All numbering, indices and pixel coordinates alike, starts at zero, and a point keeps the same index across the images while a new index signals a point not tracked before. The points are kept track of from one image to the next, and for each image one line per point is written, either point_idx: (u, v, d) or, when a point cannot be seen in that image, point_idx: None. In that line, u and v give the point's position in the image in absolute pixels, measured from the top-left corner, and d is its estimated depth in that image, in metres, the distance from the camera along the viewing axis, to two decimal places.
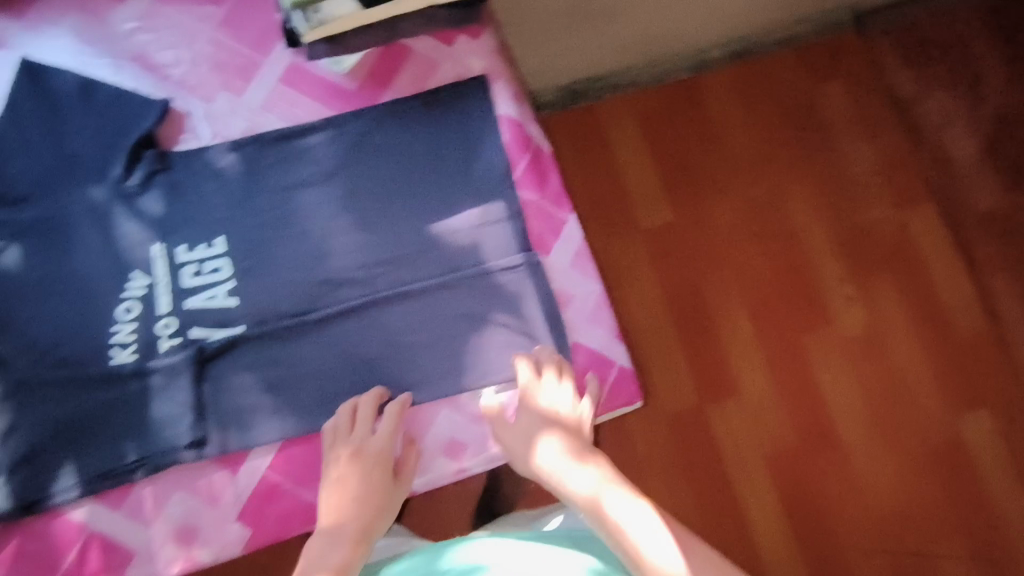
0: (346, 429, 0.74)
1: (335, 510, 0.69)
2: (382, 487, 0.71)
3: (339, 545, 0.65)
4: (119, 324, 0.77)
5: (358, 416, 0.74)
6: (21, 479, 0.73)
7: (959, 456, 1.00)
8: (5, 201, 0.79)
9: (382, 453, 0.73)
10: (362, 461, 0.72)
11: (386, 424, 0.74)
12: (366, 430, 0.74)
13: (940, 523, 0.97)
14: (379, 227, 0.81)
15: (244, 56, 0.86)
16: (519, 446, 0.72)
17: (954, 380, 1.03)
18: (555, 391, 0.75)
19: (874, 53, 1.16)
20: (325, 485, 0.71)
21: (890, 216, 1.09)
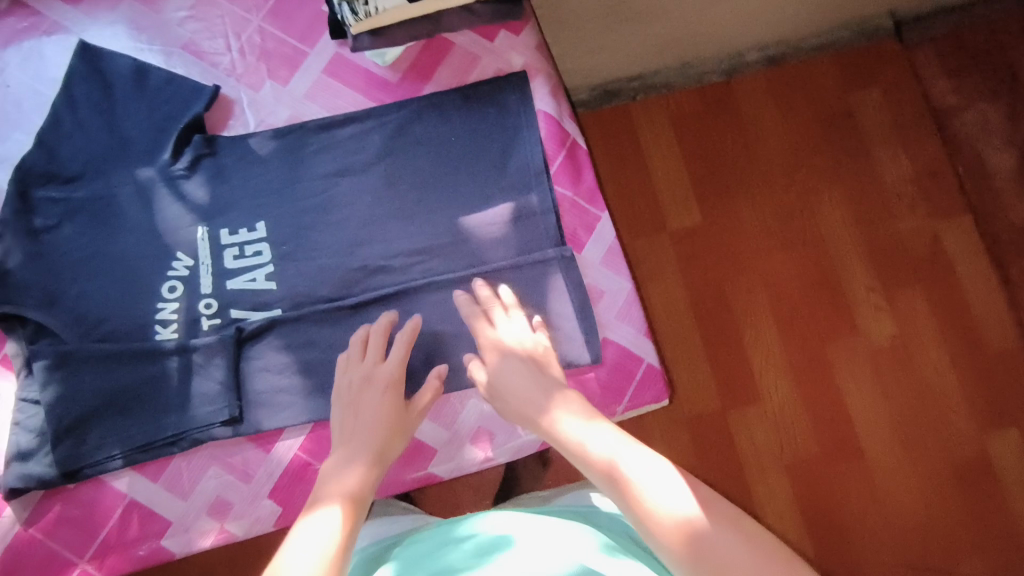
0: (357, 358, 0.75)
1: (349, 430, 0.70)
2: (394, 411, 0.71)
3: (350, 464, 0.66)
4: (164, 302, 0.79)
5: (369, 346, 0.75)
6: (65, 449, 0.76)
7: (986, 475, 1.00)
8: (59, 179, 0.82)
9: (393, 378, 0.73)
10: (373, 385, 0.73)
11: (397, 349, 0.74)
12: (377, 357, 0.75)
13: (949, 531, 0.98)
14: (415, 217, 0.83)
15: (290, 46, 0.88)
16: (519, 401, 0.67)
17: (984, 398, 1.02)
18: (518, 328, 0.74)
19: (913, 61, 1.14)
20: (337, 407, 0.73)
21: (921, 226, 1.08)
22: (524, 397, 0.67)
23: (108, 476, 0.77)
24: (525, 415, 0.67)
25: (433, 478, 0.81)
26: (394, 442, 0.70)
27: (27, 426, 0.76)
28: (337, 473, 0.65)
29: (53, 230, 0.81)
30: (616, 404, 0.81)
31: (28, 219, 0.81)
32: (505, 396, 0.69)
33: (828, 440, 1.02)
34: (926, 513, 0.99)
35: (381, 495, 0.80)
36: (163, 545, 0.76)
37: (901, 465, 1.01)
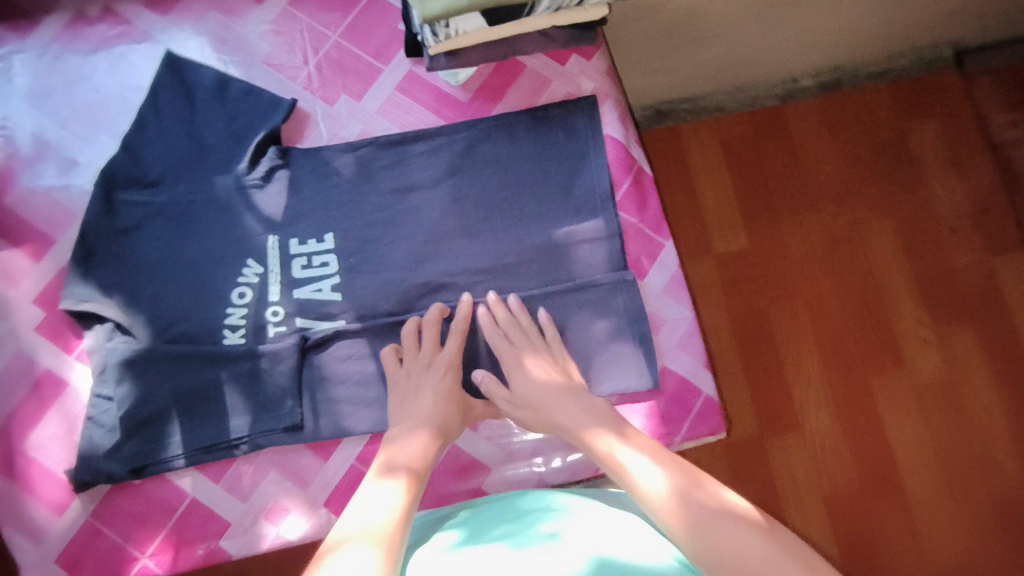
0: (413, 350, 0.78)
1: (409, 409, 0.73)
2: (457, 394, 0.75)
3: (414, 435, 0.70)
4: (232, 308, 0.82)
5: (423, 338, 0.78)
6: (135, 445, 0.78)
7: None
8: (140, 184, 0.85)
9: (453, 363, 0.77)
10: (432, 369, 0.76)
11: (452, 339, 0.78)
12: (433, 345, 0.77)
13: (991, 559, 1.07)
14: (480, 236, 0.83)
15: (365, 62, 0.90)
16: (563, 415, 0.73)
17: None
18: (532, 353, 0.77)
19: (973, 92, 1.25)
20: (393, 391, 0.76)
21: (975, 261, 1.18)
22: (565, 413, 0.73)
23: (173, 474, 0.79)
24: (572, 429, 0.72)
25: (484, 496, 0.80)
26: (458, 420, 0.74)
27: (100, 422, 0.78)
28: (402, 445, 0.69)
29: (133, 231, 0.84)
30: (673, 434, 0.80)
31: (111, 219, 0.84)
32: (539, 408, 0.74)
33: (867, 470, 1.11)
34: (966, 532, 1.09)
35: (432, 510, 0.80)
36: (220, 545, 0.77)
37: (939, 488, 1.10)
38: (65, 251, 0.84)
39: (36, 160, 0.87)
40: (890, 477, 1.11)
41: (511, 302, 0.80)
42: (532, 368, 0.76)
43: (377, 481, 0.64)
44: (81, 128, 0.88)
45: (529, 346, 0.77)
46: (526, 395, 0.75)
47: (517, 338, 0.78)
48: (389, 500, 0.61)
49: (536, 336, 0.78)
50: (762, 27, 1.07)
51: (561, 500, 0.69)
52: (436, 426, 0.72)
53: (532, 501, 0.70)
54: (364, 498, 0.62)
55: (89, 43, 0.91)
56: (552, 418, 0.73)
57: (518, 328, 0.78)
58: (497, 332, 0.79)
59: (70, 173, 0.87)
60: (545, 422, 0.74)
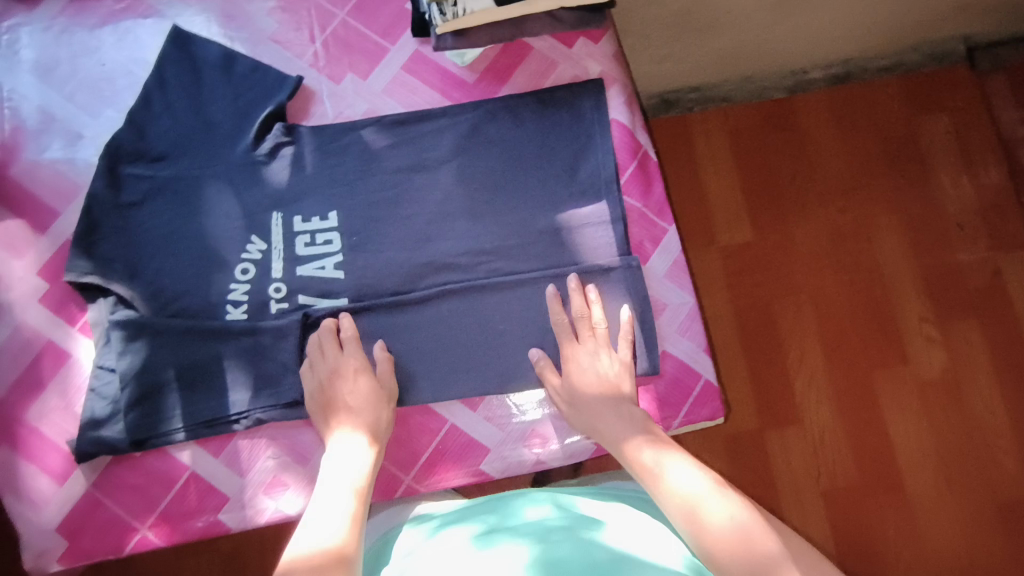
0: (315, 362, 0.78)
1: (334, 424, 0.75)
2: (374, 392, 0.76)
3: (348, 450, 0.72)
4: (236, 283, 0.82)
5: (324, 348, 0.78)
6: (136, 417, 0.78)
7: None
8: (145, 158, 0.85)
9: (360, 365, 0.77)
10: (339, 380, 0.77)
11: (348, 344, 0.78)
12: (334, 354, 0.78)
13: (986, 556, 1.07)
14: (484, 216, 0.83)
15: (372, 42, 0.90)
16: (603, 424, 0.74)
17: None
18: (593, 357, 0.77)
19: (985, 87, 1.23)
20: (313, 410, 0.77)
21: (983, 258, 1.18)
22: (605, 421, 0.74)
23: (173, 448, 0.79)
24: (607, 436, 0.73)
25: (482, 477, 0.80)
26: (387, 415, 0.76)
27: (102, 394, 0.79)
28: (342, 460, 0.72)
29: (137, 205, 0.84)
30: (672, 419, 0.80)
31: (117, 193, 0.84)
32: (585, 414, 0.75)
33: (867, 465, 1.11)
34: (964, 529, 1.09)
35: (429, 489, 0.81)
36: (219, 519, 0.77)
37: (939, 485, 1.10)
38: (70, 224, 0.84)
39: (41, 133, 0.87)
40: (890, 473, 1.11)
41: (588, 291, 0.80)
42: (589, 371, 0.76)
43: (332, 485, 0.69)
44: (87, 102, 0.88)
45: (596, 344, 0.78)
46: (576, 396, 0.76)
47: (585, 332, 0.78)
48: (346, 505, 0.67)
49: (603, 334, 0.79)
50: (772, 17, 1.06)
51: (558, 497, 0.70)
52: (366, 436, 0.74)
53: (540, 496, 0.70)
54: (322, 503, 0.67)
55: (96, 18, 0.91)
56: (594, 424, 0.74)
57: (587, 318, 0.79)
58: (565, 321, 0.79)
59: (75, 146, 0.87)
60: (589, 425, 0.75)
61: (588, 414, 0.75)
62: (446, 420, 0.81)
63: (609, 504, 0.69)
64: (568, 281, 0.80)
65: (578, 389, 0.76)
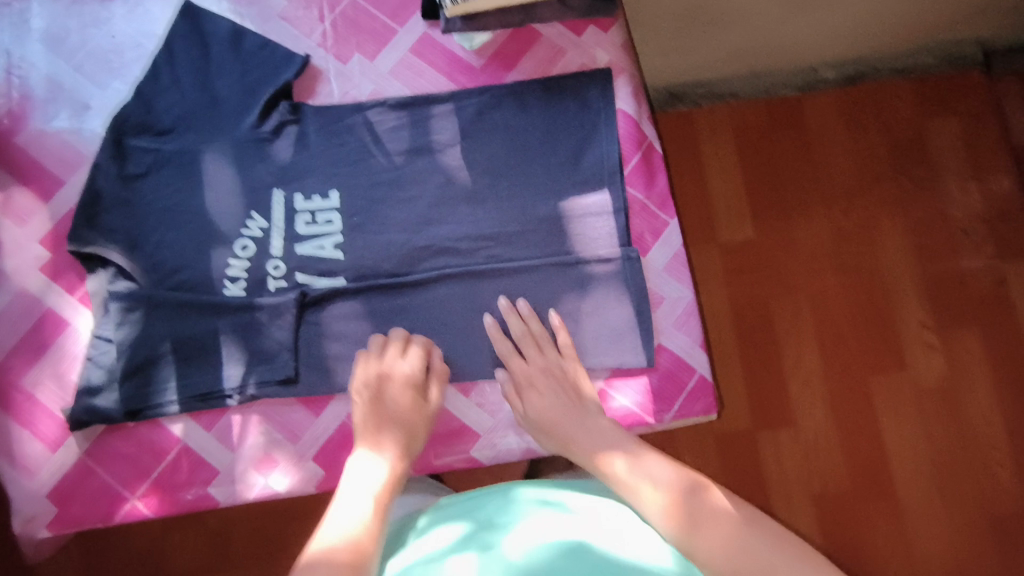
0: (375, 358, 0.77)
1: (372, 427, 0.73)
2: (415, 407, 0.76)
3: (382, 459, 0.71)
4: (235, 259, 0.82)
5: (387, 348, 0.78)
6: (130, 388, 0.78)
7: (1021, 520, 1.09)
8: (150, 131, 0.85)
9: (412, 374, 0.76)
10: (391, 383, 0.75)
11: (413, 353, 0.77)
12: (397, 356, 0.77)
13: (976, 564, 1.07)
14: (485, 202, 0.83)
15: (381, 23, 0.89)
16: (569, 438, 0.74)
17: None
18: (540, 374, 0.77)
19: (998, 94, 1.22)
20: (357, 406, 0.75)
21: (986, 266, 1.17)
22: (571, 436, 0.74)
23: (166, 420, 0.79)
24: (576, 450, 0.73)
25: (472, 462, 0.81)
26: (422, 436, 0.75)
27: (98, 363, 0.79)
28: (371, 465, 0.70)
29: (141, 178, 0.84)
30: (664, 412, 0.80)
31: (120, 165, 0.84)
32: (549, 432, 0.75)
33: (859, 469, 1.11)
34: (956, 537, 1.08)
35: (419, 472, 0.81)
36: (209, 492, 0.78)
37: (932, 491, 1.10)
38: (74, 194, 0.84)
39: (49, 102, 0.87)
40: (882, 478, 1.11)
41: (521, 309, 0.80)
42: (541, 391, 0.76)
43: (356, 486, 0.68)
44: (95, 73, 0.88)
45: (542, 360, 0.77)
46: (537, 417, 0.76)
47: (530, 352, 0.78)
48: (355, 518, 0.64)
49: (547, 346, 0.78)
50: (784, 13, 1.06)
51: (543, 494, 0.69)
52: (393, 454, 0.72)
53: (526, 492, 0.70)
54: (344, 501, 0.66)
55: None
56: (561, 441, 0.74)
57: (529, 337, 0.79)
58: (508, 346, 0.79)
59: (82, 117, 0.87)
60: (557, 443, 0.75)
61: (553, 435, 0.74)
62: (439, 404, 0.81)
63: (603, 501, 0.69)
64: (500, 306, 0.80)
65: (534, 411, 0.75)
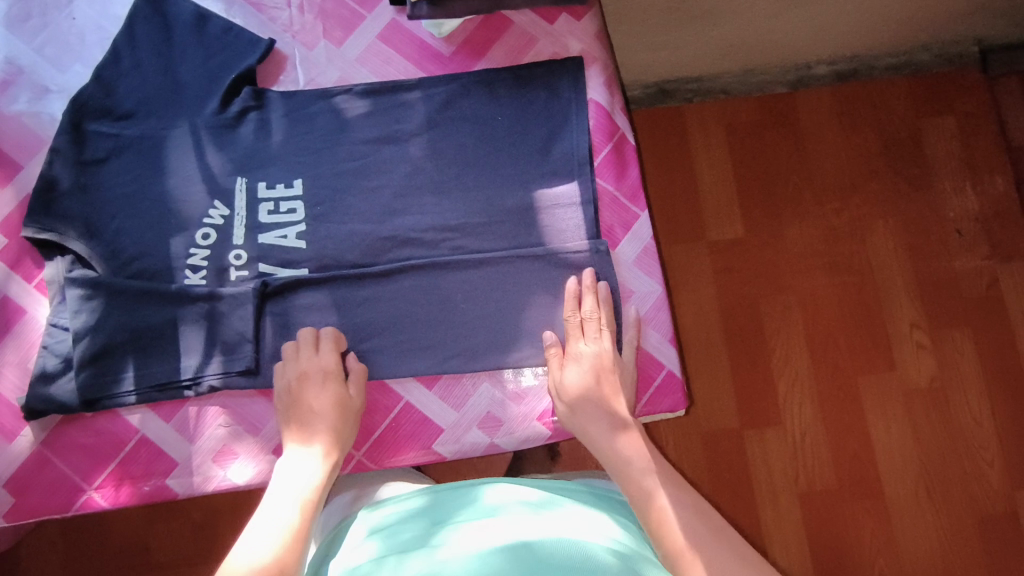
0: (293, 358, 0.76)
1: (296, 430, 0.74)
2: (339, 401, 0.75)
3: (309, 462, 0.71)
4: (195, 248, 0.81)
5: (302, 346, 0.77)
6: (87, 377, 0.77)
7: (1010, 527, 1.06)
8: (111, 115, 0.83)
9: (331, 369, 0.75)
10: (307, 382, 0.75)
11: (328, 349, 0.76)
12: (311, 354, 0.76)
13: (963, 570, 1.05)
14: (452, 193, 0.82)
15: (349, 8, 0.88)
16: (593, 428, 0.72)
17: (1016, 454, 1.09)
18: (591, 361, 0.74)
19: (994, 92, 1.19)
20: (279, 408, 0.76)
21: (980, 267, 1.14)
22: (597, 426, 0.72)
23: (124, 410, 0.78)
24: (597, 443, 0.72)
25: (435, 457, 0.79)
26: (349, 429, 0.75)
27: (55, 351, 0.78)
28: (296, 470, 0.70)
29: (101, 163, 0.82)
30: (631, 408, 0.78)
31: (80, 150, 0.82)
32: (576, 411, 0.73)
33: (845, 471, 1.09)
34: (943, 542, 1.06)
35: (380, 466, 0.79)
36: (166, 484, 0.77)
37: (919, 495, 1.08)
38: (31, 178, 0.83)
39: (9, 85, 0.86)
40: (869, 480, 1.09)
41: (600, 291, 0.78)
42: (589, 372, 0.74)
43: (283, 490, 0.68)
44: (57, 56, 0.87)
45: (601, 348, 0.75)
46: (573, 392, 0.74)
47: (592, 334, 0.76)
48: (282, 526, 0.65)
49: (608, 338, 0.76)
50: (777, 12, 1.00)
51: (500, 492, 0.67)
52: (323, 446, 0.72)
53: (484, 493, 0.68)
54: (269, 507, 0.67)
55: None
56: (591, 424, 0.72)
57: (596, 321, 0.76)
58: (575, 320, 0.77)
59: (42, 100, 0.85)
60: (582, 423, 0.73)
61: (581, 416, 0.73)
62: (402, 398, 0.80)
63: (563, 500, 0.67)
64: (584, 276, 0.78)
65: (574, 387, 0.74)
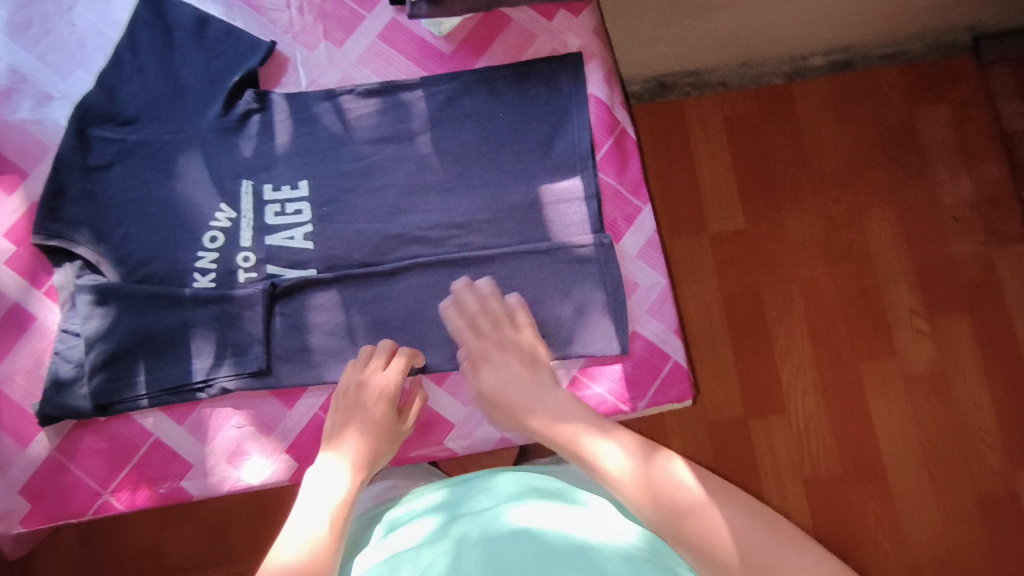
0: (360, 364, 0.76)
1: (339, 436, 0.72)
2: (388, 422, 0.74)
3: (342, 471, 0.68)
4: (203, 251, 0.81)
5: (372, 357, 0.76)
6: (99, 382, 0.77)
7: (1012, 508, 1.08)
8: (115, 120, 0.84)
9: (389, 389, 0.74)
10: (366, 394, 0.74)
11: (395, 369, 0.75)
12: (378, 368, 0.75)
13: (968, 552, 1.07)
14: (456, 190, 0.82)
15: (348, 9, 0.88)
16: (530, 418, 0.69)
17: (1016, 435, 1.10)
18: (491, 354, 0.75)
19: (987, 79, 1.20)
20: (334, 411, 0.75)
21: (977, 252, 1.16)
22: (542, 410, 0.69)
23: (137, 414, 0.79)
24: (541, 434, 0.68)
25: (447, 452, 0.80)
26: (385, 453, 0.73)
27: (67, 357, 0.78)
28: (326, 474, 0.67)
29: (105, 169, 0.83)
30: (639, 399, 0.79)
31: (85, 156, 0.83)
32: (504, 406, 0.72)
33: (849, 457, 1.11)
34: (947, 525, 1.08)
35: (393, 463, 0.80)
36: (182, 485, 0.77)
37: (922, 478, 1.09)
38: (38, 186, 0.84)
39: (11, 93, 0.86)
40: (873, 466, 1.10)
41: (482, 287, 0.78)
42: (498, 365, 0.74)
43: (312, 495, 0.65)
44: (58, 63, 0.87)
45: (495, 337, 0.76)
46: (493, 391, 0.73)
47: (487, 327, 0.76)
48: (310, 530, 0.60)
49: (506, 324, 0.76)
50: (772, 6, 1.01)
51: (521, 481, 0.67)
52: (356, 459, 0.70)
53: (501, 481, 0.68)
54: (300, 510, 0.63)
55: None
56: (518, 417, 0.71)
57: (486, 315, 0.77)
58: (463, 324, 0.77)
59: (45, 107, 0.86)
60: (511, 418, 0.72)
61: (511, 410, 0.71)
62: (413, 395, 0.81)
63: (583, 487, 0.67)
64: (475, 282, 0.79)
65: (489, 386, 0.73)
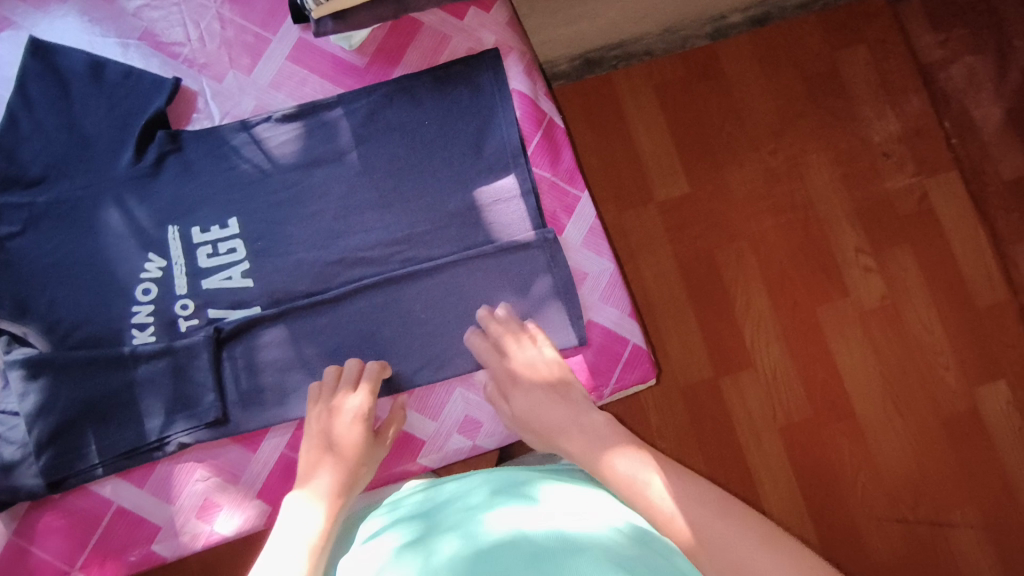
0: (330, 387, 0.74)
1: (312, 465, 0.70)
2: (365, 441, 0.73)
3: (318, 502, 0.66)
4: (138, 306, 0.78)
5: (341, 381, 0.75)
6: (48, 458, 0.74)
7: (973, 423, 1.10)
8: (19, 182, 0.79)
9: (363, 408, 0.73)
10: (338, 418, 0.72)
11: (363, 390, 0.74)
12: (348, 390, 0.74)
13: (938, 474, 1.08)
14: (391, 205, 0.81)
15: (253, 34, 0.85)
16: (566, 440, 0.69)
17: (972, 353, 1.11)
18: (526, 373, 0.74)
19: (898, 15, 1.20)
20: (306, 438, 0.73)
21: (909, 184, 1.15)
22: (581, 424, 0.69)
23: (94, 484, 0.76)
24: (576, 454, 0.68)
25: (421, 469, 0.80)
26: (365, 472, 0.72)
27: (8, 438, 0.74)
28: (301, 509, 0.64)
29: (18, 235, 0.78)
30: (603, 387, 0.80)
31: None
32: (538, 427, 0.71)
33: (820, 400, 1.10)
34: (914, 448, 1.09)
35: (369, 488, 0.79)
36: (153, 549, 0.75)
37: (889, 413, 1.10)
38: None
39: None
40: (842, 407, 1.10)
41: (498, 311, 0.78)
42: (536, 386, 0.73)
43: (287, 533, 0.61)
44: None
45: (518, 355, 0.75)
46: (525, 416, 0.73)
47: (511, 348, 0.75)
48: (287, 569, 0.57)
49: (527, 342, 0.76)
50: None
51: (499, 485, 0.65)
52: (331, 488, 0.68)
53: (476, 490, 0.65)
54: (274, 549, 0.60)
55: None
56: (558, 447, 0.69)
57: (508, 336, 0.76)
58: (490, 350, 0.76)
59: None
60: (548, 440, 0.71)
61: (549, 428, 0.70)
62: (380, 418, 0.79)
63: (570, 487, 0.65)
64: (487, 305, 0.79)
65: (525, 407, 0.73)
